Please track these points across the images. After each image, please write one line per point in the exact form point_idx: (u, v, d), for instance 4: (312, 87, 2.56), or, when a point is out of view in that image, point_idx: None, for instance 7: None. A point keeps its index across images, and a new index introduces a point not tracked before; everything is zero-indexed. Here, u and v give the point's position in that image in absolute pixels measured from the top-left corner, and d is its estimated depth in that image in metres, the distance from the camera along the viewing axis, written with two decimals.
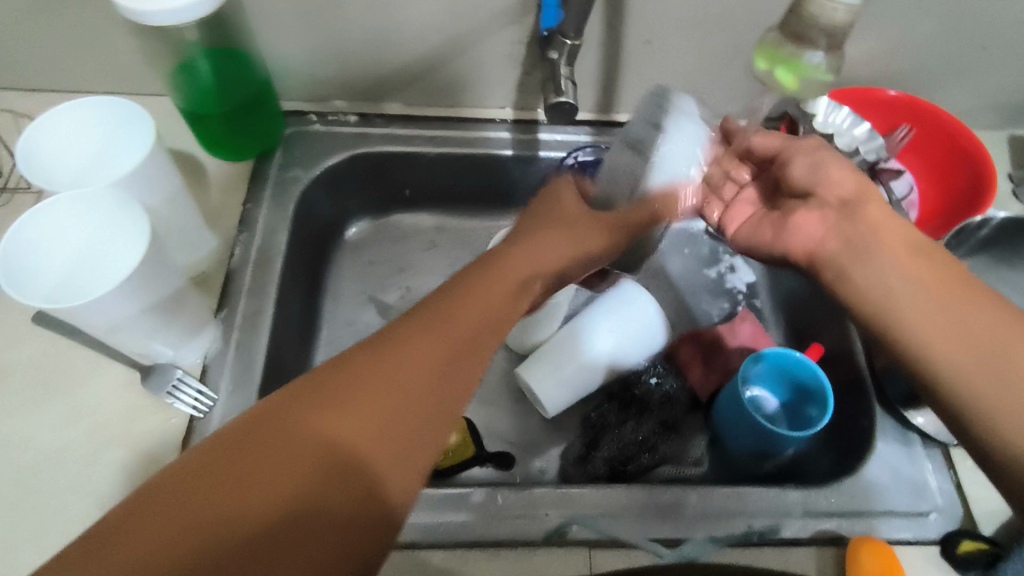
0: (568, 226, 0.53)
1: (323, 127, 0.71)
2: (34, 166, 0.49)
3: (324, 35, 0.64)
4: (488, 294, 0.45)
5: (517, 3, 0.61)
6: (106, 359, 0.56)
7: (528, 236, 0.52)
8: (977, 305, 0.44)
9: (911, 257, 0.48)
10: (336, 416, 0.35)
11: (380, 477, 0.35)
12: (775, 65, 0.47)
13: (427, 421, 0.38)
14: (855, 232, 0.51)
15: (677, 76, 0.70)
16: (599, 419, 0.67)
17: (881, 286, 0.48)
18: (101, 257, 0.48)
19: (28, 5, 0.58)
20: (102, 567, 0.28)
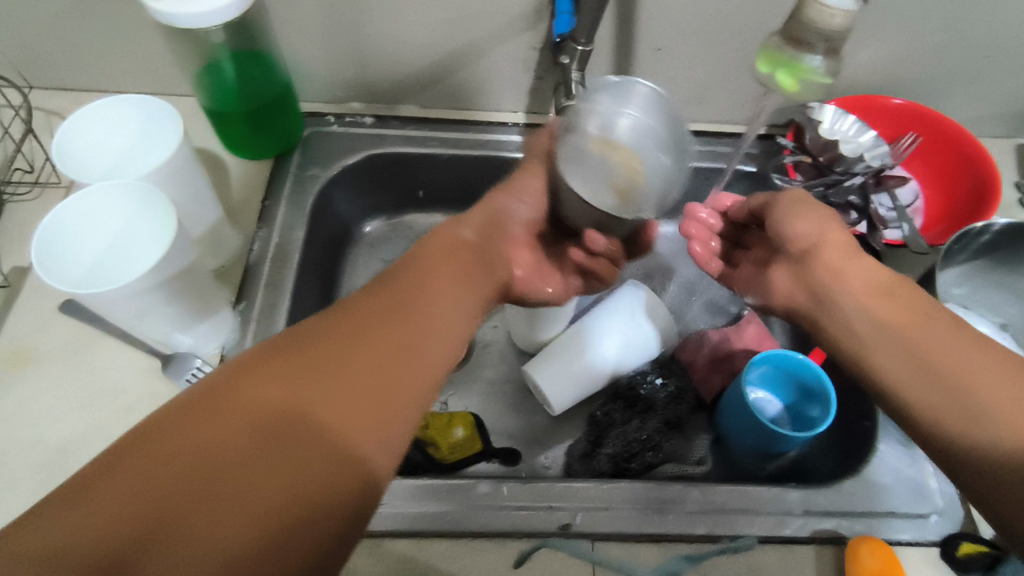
0: (485, 219, 0.56)
1: (341, 128, 0.73)
2: (69, 161, 0.52)
3: (343, 39, 0.66)
4: (439, 275, 0.48)
5: (532, 10, 0.63)
6: (129, 348, 0.58)
7: (464, 229, 0.54)
8: (950, 343, 0.45)
9: (875, 298, 0.50)
10: (303, 384, 0.37)
11: (347, 438, 0.36)
12: (776, 68, 0.49)
13: (390, 384, 0.40)
14: (823, 276, 0.53)
15: (686, 82, 0.71)
16: (605, 418, 0.68)
17: (859, 333, 0.50)
18: (128, 247, 0.50)
19: (64, 9, 0.60)
20: (63, 528, 0.29)
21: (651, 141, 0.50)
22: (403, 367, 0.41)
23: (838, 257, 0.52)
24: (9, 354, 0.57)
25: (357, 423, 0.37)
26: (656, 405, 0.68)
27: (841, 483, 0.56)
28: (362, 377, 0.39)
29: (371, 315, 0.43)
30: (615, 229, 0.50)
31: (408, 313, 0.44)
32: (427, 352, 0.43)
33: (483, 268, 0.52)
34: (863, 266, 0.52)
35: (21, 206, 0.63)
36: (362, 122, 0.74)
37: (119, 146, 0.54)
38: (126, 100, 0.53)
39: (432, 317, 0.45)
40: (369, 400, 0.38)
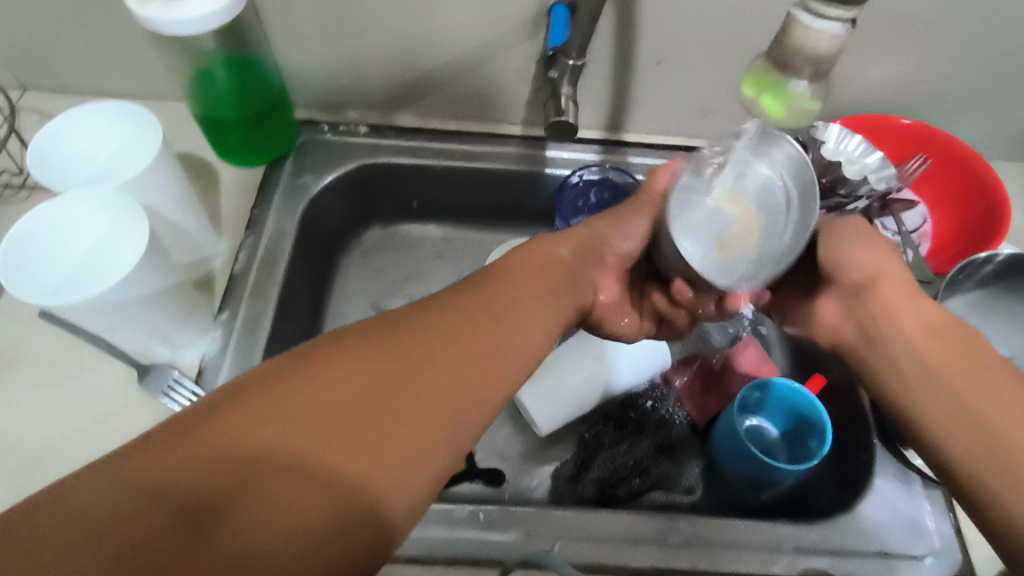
0: (583, 236, 0.55)
1: (334, 137, 0.72)
2: (46, 168, 0.51)
3: (338, 46, 0.66)
4: (522, 289, 0.47)
5: (529, 20, 0.62)
6: (107, 356, 0.57)
7: (562, 242, 0.53)
8: (1000, 396, 0.42)
9: (927, 341, 0.47)
10: (373, 391, 0.37)
11: (398, 462, 0.36)
12: (762, 92, 0.44)
13: (448, 413, 0.38)
14: (874, 315, 0.50)
15: (688, 96, 0.69)
16: (594, 439, 0.66)
17: (908, 378, 0.47)
18: (95, 264, 0.49)
19: (56, 12, 0.60)
20: (133, 477, 0.31)
21: (776, 200, 0.48)
22: (462, 390, 0.39)
23: (892, 294, 0.50)
24: None
25: (407, 446, 0.36)
26: (646, 427, 0.66)
27: (832, 521, 0.53)
28: (419, 395, 0.38)
29: (437, 326, 0.42)
30: (704, 288, 0.48)
31: (471, 327, 0.42)
32: (490, 383, 0.41)
33: (569, 291, 0.51)
34: (919, 306, 0.48)
35: (9, 207, 0.63)
36: (357, 131, 0.72)
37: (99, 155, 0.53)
38: (110, 109, 0.52)
39: (497, 337, 0.43)
40: (427, 428, 0.37)
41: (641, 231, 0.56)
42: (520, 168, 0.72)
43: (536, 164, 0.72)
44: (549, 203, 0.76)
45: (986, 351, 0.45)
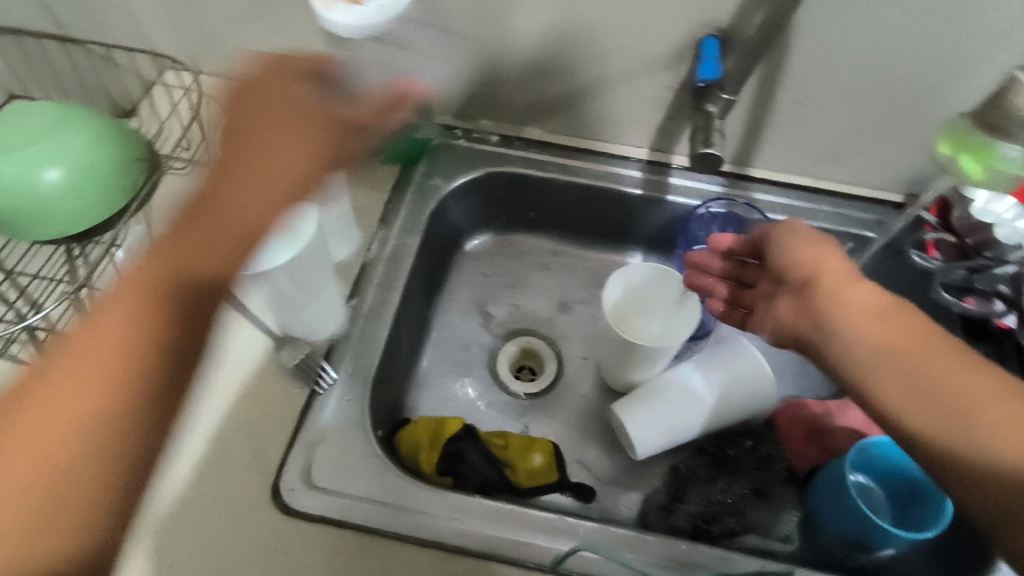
0: (229, 162, 0.47)
1: (467, 143, 0.75)
2: None
3: (482, 58, 0.68)
4: (231, 188, 0.46)
5: (676, 51, 0.63)
6: (248, 324, 0.62)
7: (224, 179, 0.46)
8: (950, 367, 0.44)
9: (877, 325, 0.47)
10: (85, 357, 0.40)
11: (180, 339, 0.42)
12: (960, 151, 0.51)
13: (220, 254, 0.44)
14: (824, 303, 0.50)
15: (827, 139, 0.68)
16: (688, 472, 0.65)
17: (873, 357, 0.46)
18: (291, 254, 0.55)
19: (241, 8, 0.66)
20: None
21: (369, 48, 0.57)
22: (208, 250, 0.44)
23: (831, 274, 0.50)
24: None
25: (181, 324, 0.42)
26: (744, 467, 0.64)
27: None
28: (197, 267, 0.43)
29: (162, 253, 0.44)
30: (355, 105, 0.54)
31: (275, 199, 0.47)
32: (243, 221, 0.45)
33: (277, 180, 0.48)
34: (867, 287, 0.49)
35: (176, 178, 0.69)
36: (489, 140, 0.76)
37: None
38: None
39: (230, 207, 0.46)
40: (183, 302, 0.43)
41: (222, 197, 0.46)
42: (643, 193, 0.73)
43: (657, 189, 0.73)
44: (662, 230, 0.76)
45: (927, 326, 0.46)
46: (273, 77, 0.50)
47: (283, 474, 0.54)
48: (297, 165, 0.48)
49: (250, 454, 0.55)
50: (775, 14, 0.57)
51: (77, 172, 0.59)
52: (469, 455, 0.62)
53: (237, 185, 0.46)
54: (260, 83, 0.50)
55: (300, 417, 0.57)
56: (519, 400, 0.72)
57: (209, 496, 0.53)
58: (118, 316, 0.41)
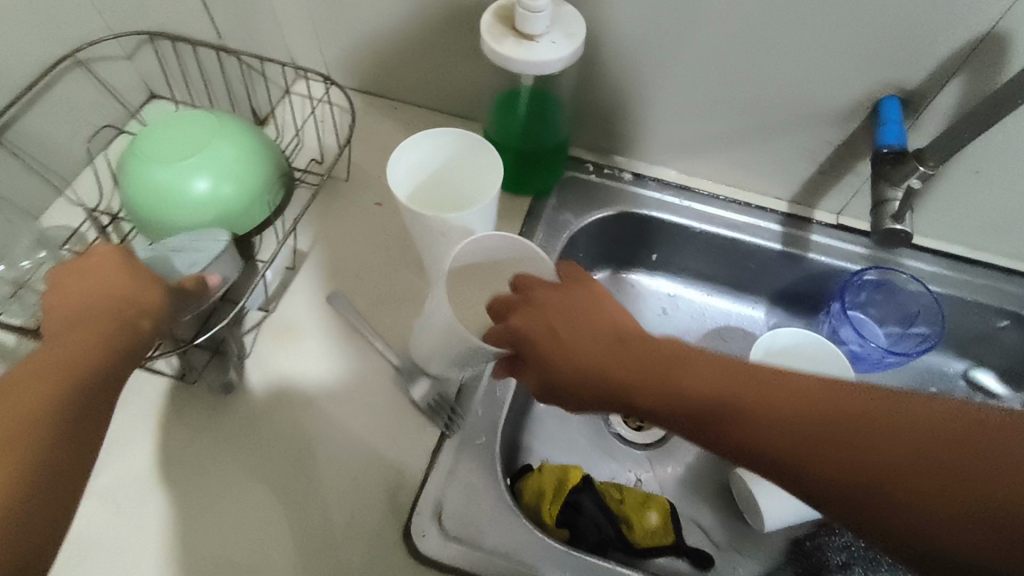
0: (99, 277, 0.45)
1: (599, 180, 0.72)
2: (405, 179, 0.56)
3: (630, 95, 0.66)
4: (85, 282, 0.44)
5: (850, 107, 0.59)
6: (376, 352, 0.61)
7: (110, 281, 0.45)
8: (782, 382, 0.38)
9: (683, 372, 0.39)
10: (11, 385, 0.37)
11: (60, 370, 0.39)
12: None
13: (127, 325, 0.43)
14: (575, 365, 0.42)
15: (998, 211, 0.63)
16: (815, 551, 0.63)
17: (686, 422, 0.39)
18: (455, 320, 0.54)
19: (398, 28, 0.65)
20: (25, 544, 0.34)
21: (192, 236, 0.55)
22: (122, 321, 0.43)
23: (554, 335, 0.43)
24: (276, 331, 0.62)
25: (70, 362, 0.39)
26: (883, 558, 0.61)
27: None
28: (122, 334, 0.43)
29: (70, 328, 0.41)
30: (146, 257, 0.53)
31: (74, 300, 0.43)
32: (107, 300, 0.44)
33: (109, 277, 0.45)
34: (587, 325, 0.43)
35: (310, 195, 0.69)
36: (620, 177, 0.73)
37: (443, 194, 0.59)
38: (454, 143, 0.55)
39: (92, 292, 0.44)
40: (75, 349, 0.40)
41: (84, 282, 0.44)
42: (781, 248, 0.69)
43: (798, 246, 0.69)
44: (796, 286, 0.73)
45: (670, 347, 0.42)
46: (117, 257, 0.47)
47: (414, 515, 0.53)
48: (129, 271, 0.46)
49: (381, 493, 0.54)
50: (971, 83, 0.54)
51: (223, 181, 0.59)
52: (587, 507, 0.60)
53: (104, 280, 0.45)
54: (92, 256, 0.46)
55: (431, 456, 0.56)
56: (634, 451, 0.69)
57: (343, 531, 0.53)
58: (103, 322, 0.42)
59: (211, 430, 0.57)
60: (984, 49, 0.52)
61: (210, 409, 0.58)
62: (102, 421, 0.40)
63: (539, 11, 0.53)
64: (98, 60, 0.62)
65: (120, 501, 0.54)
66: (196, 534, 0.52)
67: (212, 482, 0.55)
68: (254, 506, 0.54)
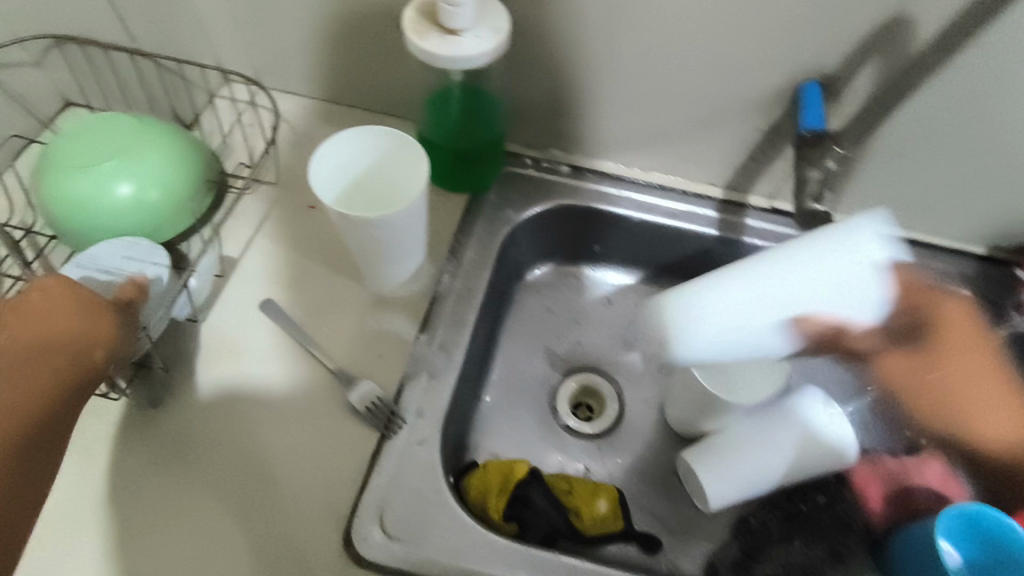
0: (49, 306, 0.47)
1: (537, 173, 0.72)
2: (329, 174, 0.55)
3: (562, 89, 0.66)
4: (34, 319, 0.46)
5: (773, 95, 0.61)
6: (311, 358, 0.59)
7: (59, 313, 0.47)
8: None
9: None
10: None
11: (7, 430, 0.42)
12: None
13: (76, 369, 0.46)
14: None
15: (921, 188, 0.65)
16: (759, 527, 0.63)
17: None
18: (717, 314, 0.58)
19: (324, 26, 0.64)
20: None
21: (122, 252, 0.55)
22: (74, 365, 0.46)
23: (952, 358, 0.66)
24: (208, 341, 0.60)
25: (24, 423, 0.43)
26: (823, 528, 0.62)
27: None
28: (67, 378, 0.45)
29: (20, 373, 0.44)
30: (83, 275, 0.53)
31: (22, 338, 0.45)
32: (58, 339, 0.46)
33: (64, 311, 0.47)
34: None
35: (241, 201, 0.67)
36: (558, 170, 0.73)
37: (374, 192, 0.57)
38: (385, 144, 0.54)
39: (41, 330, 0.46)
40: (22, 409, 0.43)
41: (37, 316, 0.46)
42: (718, 234, 0.71)
43: (733, 230, 0.70)
44: None
45: None
46: (61, 288, 0.48)
47: (356, 518, 0.52)
48: (81, 302, 0.48)
49: (323, 499, 0.54)
50: (884, 67, 0.56)
51: (149, 186, 0.57)
52: (534, 500, 0.60)
53: (54, 313, 0.47)
54: (42, 286, 0.48)
55: (371, 460, 0.55)
56: (583, 441, 0.70)
57: (286, 540, 0.52)
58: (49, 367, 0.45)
59: (152, 447, 0.55)
60: (895, 30, 0.53)
61: (141, 424, 0.56)
62: (50, 468, 0.44)
63: (461, 5, 0.52)
64: (6, 67, 0.59)
65: (50, 528, 0.52)
66: (138, 554, 0.51)
67: (148, 500, 0.53)
68: (191, 521, 0.53)
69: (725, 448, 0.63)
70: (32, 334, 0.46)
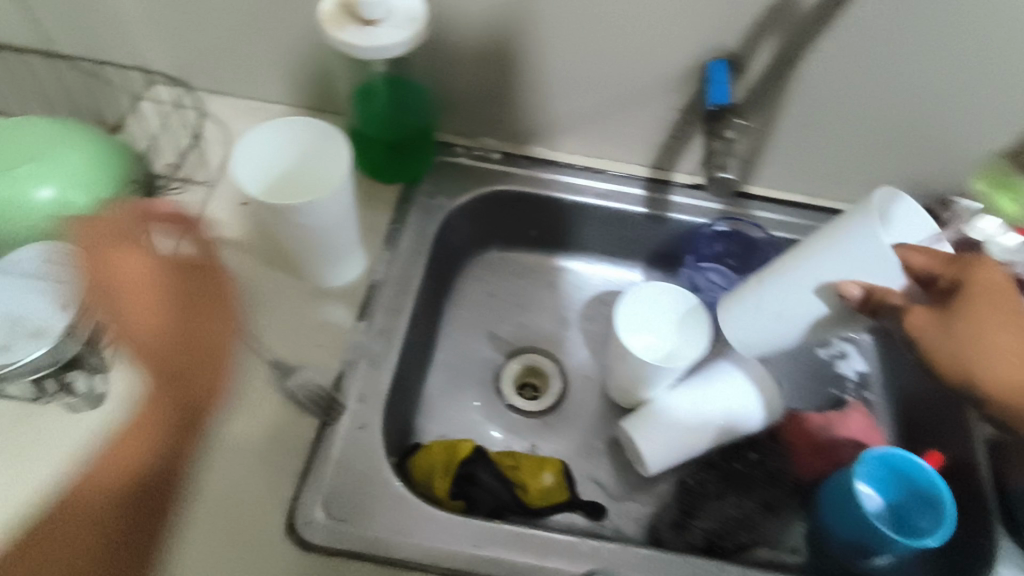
0: (161, 279, 0.56)
1: (469, 162, 0.74)
2: (247, 174, 0.55)
3: (486, 77, 0.68)
4: (131, 297, 0.54)
5: (684, 74, 0.64)
6: (247, 351, 0.60)
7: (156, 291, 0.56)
8: None
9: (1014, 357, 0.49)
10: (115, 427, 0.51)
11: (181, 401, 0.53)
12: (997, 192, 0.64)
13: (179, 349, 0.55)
14: (990, 342, 0.49)
15: (829, 158, 0.69)
16: (697, 486, 0.66)
17: None
18: (766, 303, 0.62)
19: (245, 22, 0.64)
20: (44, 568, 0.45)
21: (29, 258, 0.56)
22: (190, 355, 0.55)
23: (992, 326, 0.49)
24: None
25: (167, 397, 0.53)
26: (756, 482, 0.66)
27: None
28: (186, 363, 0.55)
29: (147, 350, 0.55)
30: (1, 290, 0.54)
31: (154, 325, 0.55)
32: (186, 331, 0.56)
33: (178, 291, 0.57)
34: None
35: (171, 201, 0.67)
36: (490, 157, 0.74)
37: (296, 185, 0.58)
38: (296, 132, 0.56)
39: (156, 310, 0.55)
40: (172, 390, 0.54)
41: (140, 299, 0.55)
42: (646, 211, 0.74)
43: (660, 207, 0.73)
44: (665, 246, 0.77)
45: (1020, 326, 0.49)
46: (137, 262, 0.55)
47: (298, 504, 0.53)
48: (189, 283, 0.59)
49: (263, 487, 0.54)
50: (781, 43, 0.59)
51: (71, 189, 0.57)
52: (479, 477, 0.62)
53: (157, 294, 0.56)
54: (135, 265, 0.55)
55: (311, 447, 0.56)
56: (528, 419, 0.72)
57: (228, 527, 0.52)
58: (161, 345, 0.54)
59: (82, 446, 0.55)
60: (788, 8, 0.57)
61: (73, 427, 0.56)
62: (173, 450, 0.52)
63: None
64: None
65: None
66: None
67: None
68: None
69: (685, 423, 0.64)
70: (157, 322, 0.55)
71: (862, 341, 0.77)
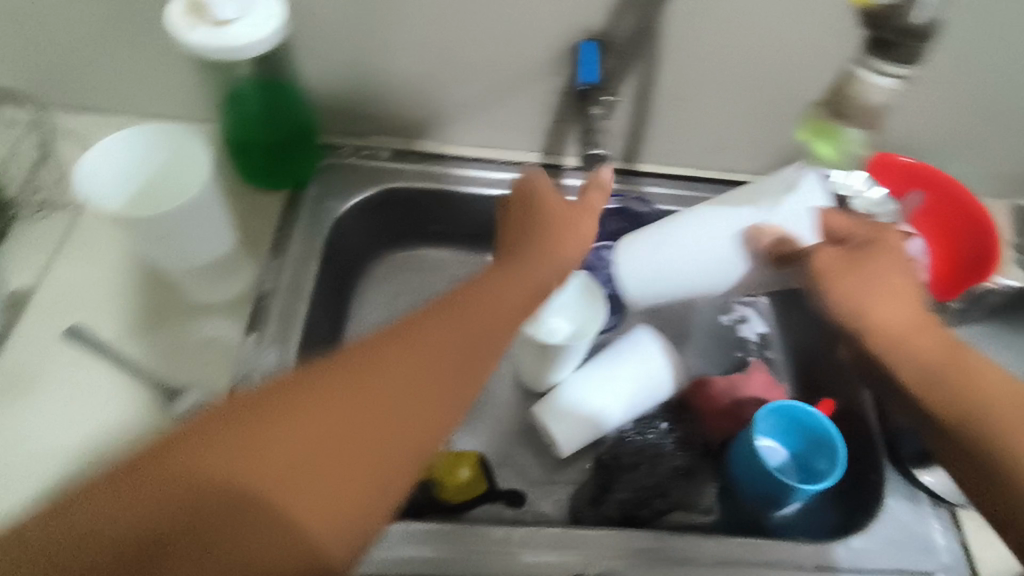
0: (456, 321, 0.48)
1: (358, 161, 0.72)
2: (98, 186, 0.53)
3: (363, 73, 0.67)
4: (466, 335, 0.48)
5: (556, 56, 0.65)
6: (125, 378, 0.56)
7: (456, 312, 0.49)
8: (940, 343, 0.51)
9: (902, 309, 0.51)
10: (272, 440, 0.39)
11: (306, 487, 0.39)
12: (816, 138, 0.51)
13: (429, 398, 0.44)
14: (876, 292, 0.51)
15: (706, 129, 0.72)
16: (613, 460, 0.67)
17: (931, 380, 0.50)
18: (672, 239, 0.55)
19: (93, 33, 0.60)
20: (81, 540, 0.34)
21: None
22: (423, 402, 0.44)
23: (882, 277, 0.51)
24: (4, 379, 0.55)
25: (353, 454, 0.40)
26: (668, 449, 0.67)
27: (837, 545, 0.56)
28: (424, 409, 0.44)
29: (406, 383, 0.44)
30: None
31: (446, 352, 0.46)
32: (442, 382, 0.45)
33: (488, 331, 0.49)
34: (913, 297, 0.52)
35: (30, 228, 0.62)
36: (378, 156, 0.73)
37: (155, 196, 0.56)
38: (151, 143, 0.55)
39: (433, 359, 0.45)
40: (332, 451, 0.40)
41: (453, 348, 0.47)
42: None
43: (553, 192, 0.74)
44: None
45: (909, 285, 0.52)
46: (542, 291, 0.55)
47: None
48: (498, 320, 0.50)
49: None
50: (642, 22, 0.61)
51: None
52: None
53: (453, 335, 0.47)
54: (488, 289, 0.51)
55: None
56: None
57: None
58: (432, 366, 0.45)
59: None
60: None
61: None
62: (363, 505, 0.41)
63: None
64: None
65: None
66: None
67: None
68: None
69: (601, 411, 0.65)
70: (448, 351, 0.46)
71: (759, 303, 0.80)
